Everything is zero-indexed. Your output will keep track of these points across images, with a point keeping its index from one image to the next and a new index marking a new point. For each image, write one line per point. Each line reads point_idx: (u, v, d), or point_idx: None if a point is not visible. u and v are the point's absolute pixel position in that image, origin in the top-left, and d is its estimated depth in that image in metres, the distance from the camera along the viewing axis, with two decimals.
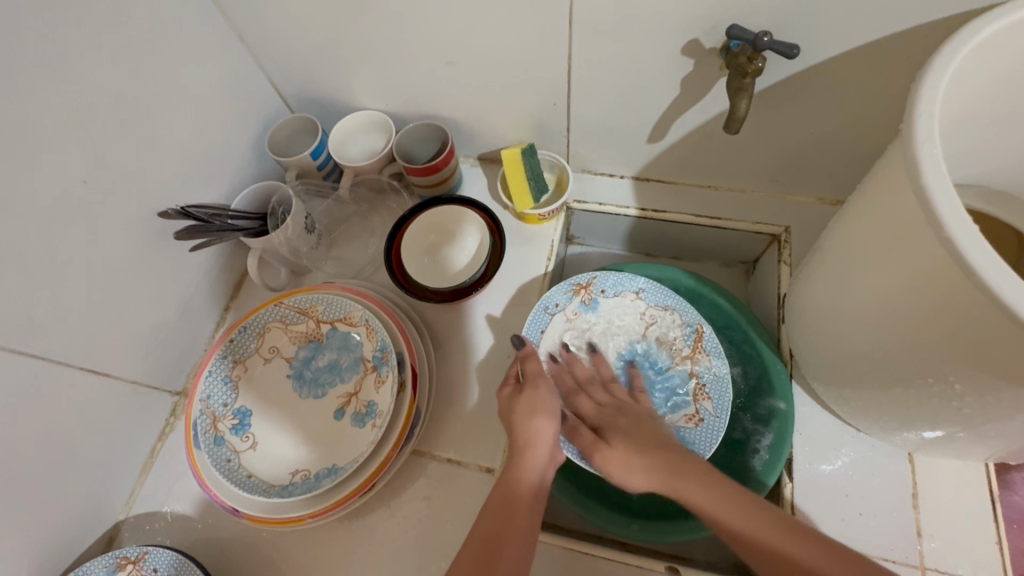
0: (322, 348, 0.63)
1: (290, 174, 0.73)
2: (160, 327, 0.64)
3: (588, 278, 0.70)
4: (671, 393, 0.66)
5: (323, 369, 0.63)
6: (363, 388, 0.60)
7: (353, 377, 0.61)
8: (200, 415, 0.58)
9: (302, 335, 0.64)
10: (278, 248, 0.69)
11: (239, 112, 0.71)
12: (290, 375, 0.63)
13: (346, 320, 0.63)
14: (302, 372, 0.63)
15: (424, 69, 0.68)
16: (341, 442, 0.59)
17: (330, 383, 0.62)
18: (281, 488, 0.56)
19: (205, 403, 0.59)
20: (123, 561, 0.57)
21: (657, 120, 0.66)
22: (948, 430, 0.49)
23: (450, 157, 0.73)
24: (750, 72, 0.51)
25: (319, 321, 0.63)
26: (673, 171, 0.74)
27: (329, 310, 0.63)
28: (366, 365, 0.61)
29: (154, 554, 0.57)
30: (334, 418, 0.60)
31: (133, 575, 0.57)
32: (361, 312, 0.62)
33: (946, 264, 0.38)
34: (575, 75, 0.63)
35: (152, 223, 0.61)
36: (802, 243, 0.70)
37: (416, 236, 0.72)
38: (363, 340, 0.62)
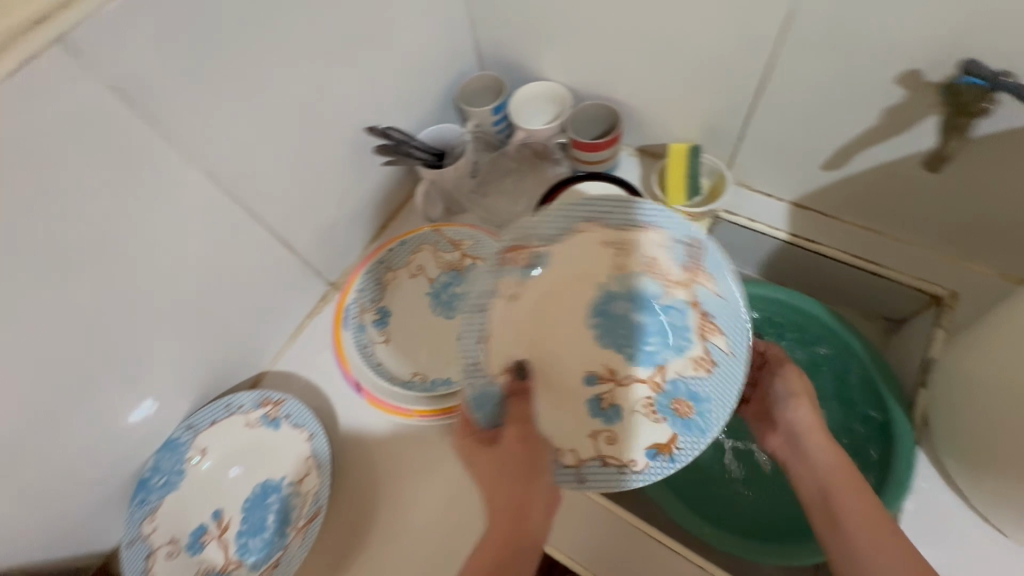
0: (460, 278, 0.71)
1: (471, 124, 0.81)
2: (337, 224, 0.75)
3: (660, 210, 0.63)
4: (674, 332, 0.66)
5: (456, 296, 0.70)
6: (490, 321, 0.67)
7: None
8: (353, 302, 0.68)
9: (447, 262, 0.71)
10: (445, 184, 0.78)
11: (443, 59, 0.80)
12: (428, 294, 0.71)
13: (488, 260, 0.69)
14: (439, 292, 0.71)
15: (618, 53, 0.72)
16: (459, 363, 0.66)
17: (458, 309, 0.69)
18: (403, 382, 0.65)
19: (355, 292, 0.68)
20: (266, 401, 0.68)
21: (841, 147, 0.64)
22: None
23: (614, 141, 0.77)
24: (970, 112, 0.51)
25: (464, 254, 0.71)
26: (839, 205, 0.72)
27: (476, 247, 0.71)
28: (496, 303, 0.67)
29: (289, 404, 0.68)
30: (458, 339, 0.67)
31: (270, 414, 0.68)
32: (504, 257, 0.68)
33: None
34: (768, 85, 0.63)
35: (357, 135, 0.71)
36: (969, 313, 0.65)
37: (566, 204, 0.76)
38: (500, 280, 0.68)
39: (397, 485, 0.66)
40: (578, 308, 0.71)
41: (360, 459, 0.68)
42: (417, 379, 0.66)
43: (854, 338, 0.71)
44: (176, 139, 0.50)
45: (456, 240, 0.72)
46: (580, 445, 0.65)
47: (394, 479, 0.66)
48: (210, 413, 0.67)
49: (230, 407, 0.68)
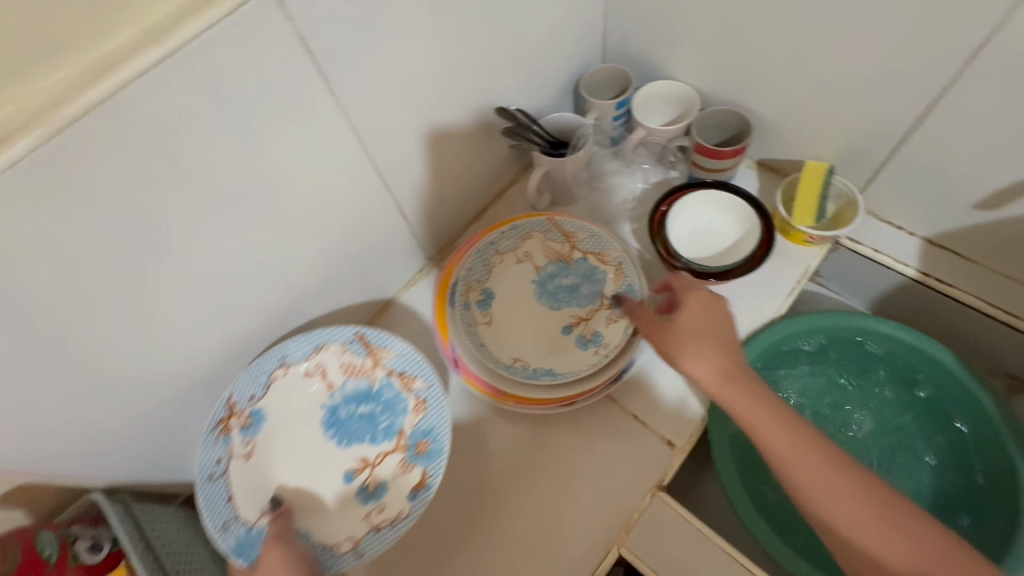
0: (569, 270, 0.70)
1: (591, 117, 0.79)
2: (449, 200, 0.75)
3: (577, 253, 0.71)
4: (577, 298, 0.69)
5: (565, 290, 0.69)
6: (595, 317, 0.67)
7: (589, 306, 0.68)
8: (345, 377, 0.65)
9: (556, 252, 0.71)
10: (559, 173, 0.76)
11: (572, 47, 0.78)
12: (534, 282, 0.70)
13: (600, 255, 0.70)
14: (545, 283, 0.70)
15: (763, 59, 0.68)
16: (563, 356, 0.66)
17: (567, 305, 0.69)
18: (505, 366, 0.65)
19: (345, 350, 0.64)
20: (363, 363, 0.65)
21: (1007, 187, 0.60)
22: None
23: (740, 153, 0.74)
24: None
25: (575, 246, 0.71)
26: (983, 248, 0.67)
27: (589, 242, 0.70)
28: (603, 300, 0.67)
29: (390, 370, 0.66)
30: (561, 331, 0.67)
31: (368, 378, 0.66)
32: (617, 255, 0.69)
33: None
34: (935, 111, 0.59)
35: (483, 114, 0.71)
36: None
37: (682, 208, 0.74)
38: (609, 279, 0.68)
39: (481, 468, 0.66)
40: None
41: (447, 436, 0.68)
42: (342, 548, 0.60)
43: (986, 397, 0.67)
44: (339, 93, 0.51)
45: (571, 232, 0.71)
46: (672, 459, 0.63)
47: (478, 461, 0.66)
48: (307, 344, 0.64)
49: (324, 338, 0.64)
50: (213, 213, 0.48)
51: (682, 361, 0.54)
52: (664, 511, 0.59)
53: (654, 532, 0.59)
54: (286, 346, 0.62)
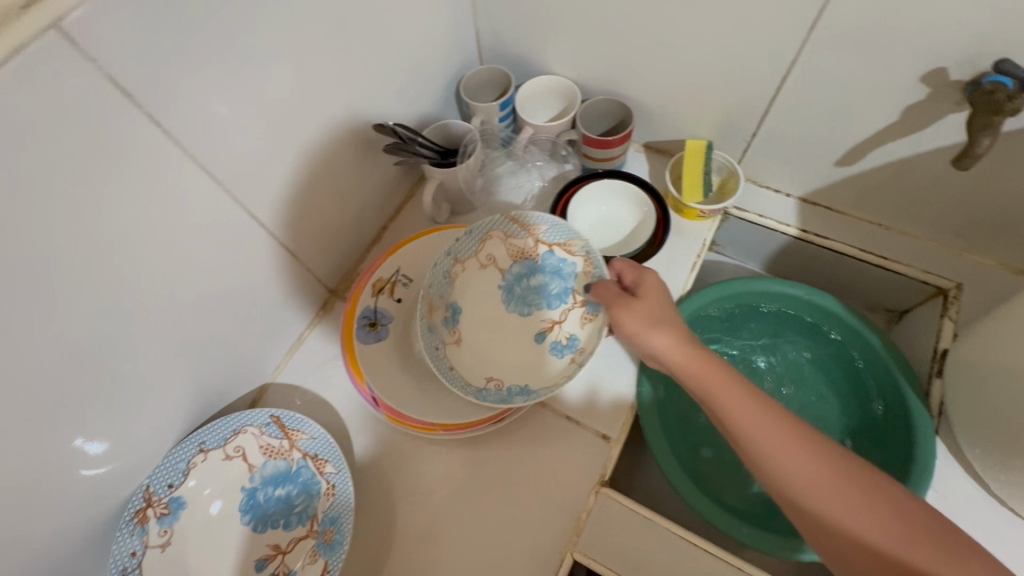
0: (540, 269, 0.67)
1: (476, 120, 0.77)
2: (341, 228, 0.70)
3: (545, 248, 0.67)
4: (554, 298, 0.67)
5: (540, 290, 0.67)
6: (568, 320, 0.65)
7: (560, 307, 0.66)
8: (265, 459, 0.61)
9: (520, 250, 0.68)
10: (454, 182, 0.74)
11: (446, 52, 0.76)
12: (500, 286, 0.68)
13: (566, 246, 0.66)
14: (511, 287, 0.68)
15: (633, 48, 0.70)
16: (544, 367, 0.64)
17: (539, 307, 0.67)
18: (478, 390, 0.62)
19: (264, 431, 0.61)
20: (284, 428, 0.61)
21: (858, 144, 0.65)
22: None
23: (627, 138, 0.75)
24: (1005, 111, 0.48)
25: (540, 240, 0.67)
26: (848, 200, 0.73)
27: (551, 234, 0.67)
28: (575, 298, 0.65)
29: (311, 432, 0.61)
30: (536, 339, 0.66)
31: (286, 446, 0.61)
32: (583, 244, 0.65)
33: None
34: (789, 83, 0.63)
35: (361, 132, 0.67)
36: (974, 305, 0.68)
37: (581, 202, 0.75)
38: (578, 272, 0.65)
39: (419, 507, 0.62)
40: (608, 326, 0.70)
41: (377, 477, 0.64)
42: None
43: (874, 335, 0.73)
44: (181, 132, 0.45)
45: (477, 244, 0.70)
46: (609, 452, 0.63)
47: (414, 499, 0.63)
48: (223, 430, 0.61)
49: (240, 422, 0.62)
50: (36, 297, 0.40)
51: (639, 330, 0.55)
52: (610, 506, 0.59)
53: (603, 529, 0.59)
54: (201, 432, 0.60)
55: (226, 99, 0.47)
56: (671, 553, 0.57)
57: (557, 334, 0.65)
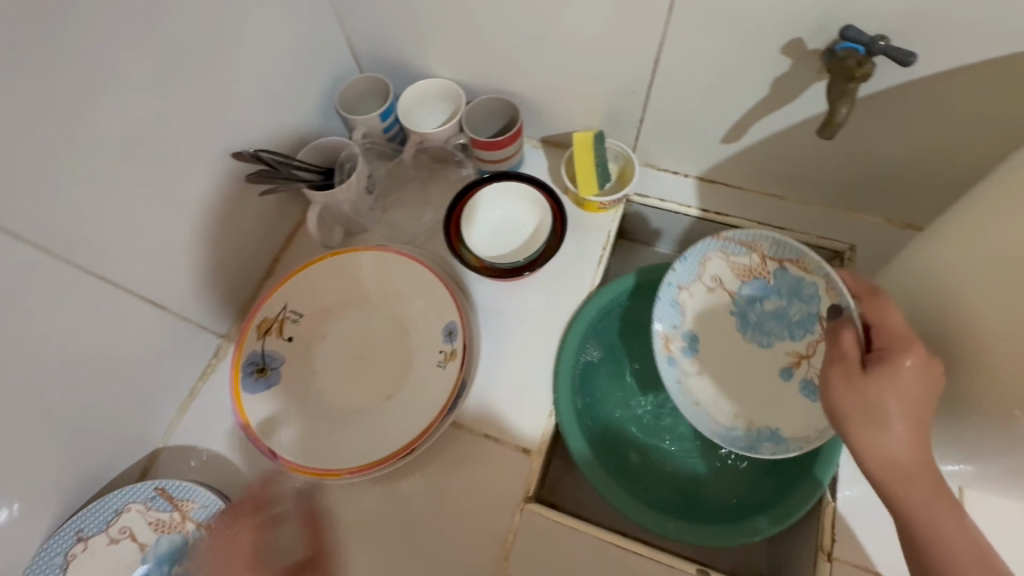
0: (770, 289, 0.65)
1: (357, 133, 0.73)
2: (216, 267, 0.65)
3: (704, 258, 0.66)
4: (775, 318, 0.66)
5: (768, 315, 0.66)
6: (817, 353, 0.63)
7: (806, 339, 0.64)
8: (156, 536, 0.57)
9: (746, 269, 0.66)
10: (338, 205, 0.69)
11: (314, 65, 0.71)
12: (733, 312, 0.68)
13: (800, 265, 0.62)
14: (745, 313, 0.68)
15: (506, 42, 0.67)
16: (779, 395, 0.65)
17: (775, 335, 0.66)
18: (728, 431, 0.64)
19: (150, 506, 0.57)
20: (173, 501, 0.58)
21: (738, 119, 0.64)
22: (991, 465, 0.48)
23: (518, 135, 0.73)
24: (857, 76, 0.48)
25: (765, 258, 0.64)
26: (741, 174, 0.73)
27: (778, 251, 0.63)
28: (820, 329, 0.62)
29: (203, 500, 0.58)
30: (782, 375, 0.65)
31: (179, 519, 0.57)
32: (819, 263, 0.59)
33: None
34: (661, 65, 0.62)
35: (221, 163, 0.62)
36: (867, 264, 0.69)
37: (477, 208, 0.72)
38: (819, 293, 0.61)
39: (336, 552, 0.59)
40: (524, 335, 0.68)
41: (286, 532, 0.60)
42: None
43: None
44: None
45: (364, 268, 0.65)
46: (531, 465, 0.61)
47: (328, 548, 0.59)
48: (102, 513, 0.56)
49: (122, 501, 0.57)
50: None
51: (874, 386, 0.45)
52: (534, 520, 0.57)
53: (532, 546, 0.57)
54: (78, 519, 0.55)
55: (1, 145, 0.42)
56: (586, 555, 0.55)
57: (802, 372, 0.64)
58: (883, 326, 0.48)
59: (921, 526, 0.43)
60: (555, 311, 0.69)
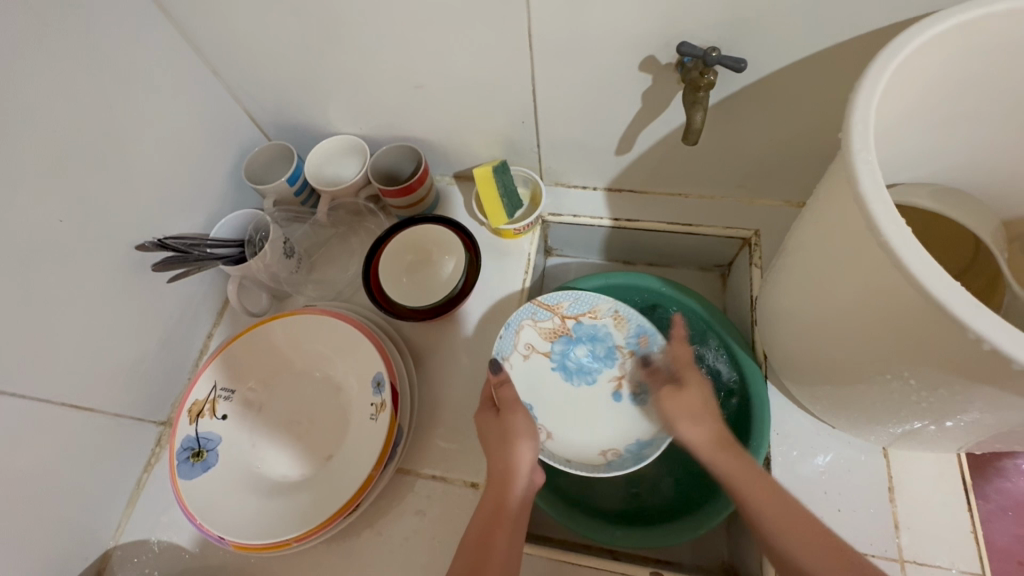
0: (574, 342, 0.72)
1: (268, 201, 0.75)
2: (140, 358, 0.66)
3: (529, 314, 0.70)
4: (592, 357, 0.72)
5: (583, 360, 0.72)
6: (629, 373, 0.71)
7: (615, 365, 0.72)
8: None
9: (552, 331, 0.71)
10: (256, 275, 0.71)
11: (215, 143, 0.73)
12: (554, 367, 0.72)
13: (593, 313, 0.72)
14: (564, 364, 0.72)
15: (395, 94, 0.70)
16: (624, 422, 0.69)
17: (597, 374, 0.72)
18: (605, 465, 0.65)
19: None
20: None
21: (623, 133, 0.68)
22: (895, 426, 0.51)
23: (425, 177, 0.75)
24: (703, 86, 0.52)
25: (563, 317, 0.71)
26: (643, 181, 0.76)
27: (573, 307, 0.71)
28: (622, 352, 0.72)
29: None
30: (612, 400, 0.71)
31: None
32: (606, 306, 0.72)
33: (874, 245, 0.37)
34: (540, 96, 0.65)
35: (130, 257, 0.63)
36: (772, 246, 0.72)
37: (395, 255, 0.74)
38: (614, 329, 0.72)
39: None
40: (457, 371, 0.69)
41: None
42: None
43: (693, 300, 0.72)
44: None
45: (286, 333, 0.66)
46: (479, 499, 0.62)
47: None
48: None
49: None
50: None
51: (675, 424, 0.64)
52: None
53: None
54: None
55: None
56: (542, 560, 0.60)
57: (625, 387, 0.71)
58: (682, 360, 0.68)
59: (777, 527, 0.51)
60: (484, 340, 0.71)
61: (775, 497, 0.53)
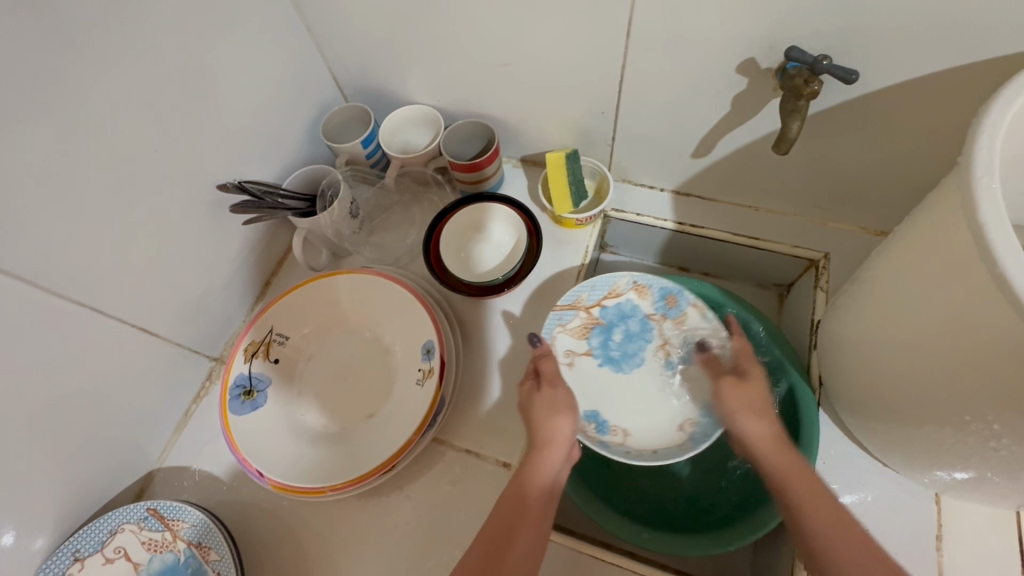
0: (609, 329, 0.71)
1: (340, 160, 0.77)
2: (205, 293, 0.69)
3: (566, 317, 0.69)
4: (630, 339, 0.72)
5: (622, 343, 0.72)
6: (666, 335, 0.71)
7: (653, 334, 0.71)
8: (149, 554, 0.59)
9: (582, 327, 0.70)
10: (323, 229, 0.73)
11: (298, 98, 0.75)
12: (602, 364, 0.71)
13: (614, 292, 0.71)
14: (608, 355, 0.71)
15: (479, 70, 0.70)
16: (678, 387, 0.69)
17: (642, 352, 0.71)
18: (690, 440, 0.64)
19: (141, 527, 0.60)
20: (155, 513, 0.60)
21: (704, 135, 0.66)
22: (956, 473, 0.49)
23: (495, 156, 0.75)
24: (806, 94, 0.51)
25: (588, 310, 0.70)
26: (714, 187, 0.74)
27: (592, 295, 0.70)
28: (654, 317, 0.71)
29: (185, 519, 0.60)
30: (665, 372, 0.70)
31: (170, 541, 0.59)
32: (624, 280, 0.70)
33: (982, 275, 0.36)
34: (625, 88, 0.64)
35: (210, 196, 0.65)
36: (841, 271, 0.69)
37: (455, 230, 0.74)
38: (637, 300, 0.71)
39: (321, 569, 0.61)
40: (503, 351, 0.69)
41: (275, 549, 0.62)
42: None
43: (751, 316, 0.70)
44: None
45: (344, 289, 0.68)
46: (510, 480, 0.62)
47: (317, 564, 0.61)
48: (97, 534, 0.59)
49: (116, 521, 0.60)
50: None
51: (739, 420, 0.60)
52: None
53: None
54: (73, 540, 0.58)
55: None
56: (566, 552, 0.60)
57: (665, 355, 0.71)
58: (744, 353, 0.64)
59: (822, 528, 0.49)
60: (534, 325, 0.70)
61: (827, 507, 0.51)
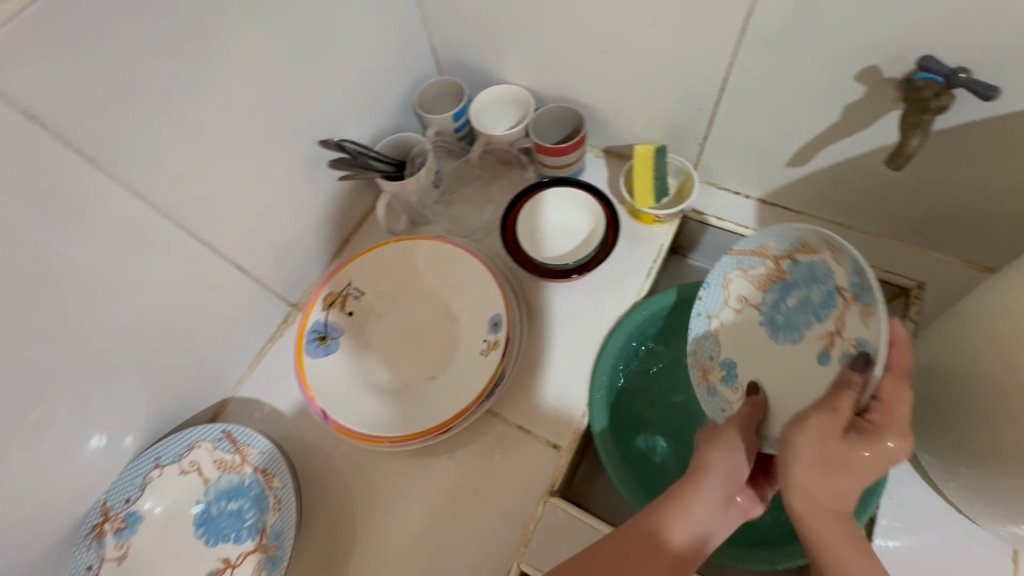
0: (790, 287, 0.63)
1: (430, 131, 0.79)
2: (293, 242, 0.73)
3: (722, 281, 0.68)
4: (807, 304, 0.61)
5: (794, 310, 0.63)
6: (846, 325, 0.55)
7: (832, 316, 0.58)
8: (220, 472, 0.65)
9: (763, 278, 0.65)
10: (406, 195, 0.76)
11: (398, 66, 0.77)
12: (767, 323, 0.65)
13: (765, 248, 0.64)
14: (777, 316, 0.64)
15: (579, 55, 0.70)
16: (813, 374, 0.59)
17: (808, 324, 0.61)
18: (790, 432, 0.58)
19: (216, 447, 0.65)
20: (228, 436, 0.65)
21: (806, 144, 0.64)
22: None
23: (580, 143, 0.75)
24: (932, 108, 0.49)
25: (776, 261, 0.64)
26: (805, 200, 0.71)
27: (750, 259, 0.66)
28: (844, 296, 0.56)
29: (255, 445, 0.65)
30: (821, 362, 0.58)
31: (239, 463, 0.64)
32: (779, 243, 0.63)
33: None
34: (729, 86, 0.62)
35: (310, 151, 0.69)
36: (935, 306, 0.67)
37: (533, 211, 0.75)
38: (837, 270, 0.57)
39: (368, 514, 0.64)
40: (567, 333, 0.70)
41: (329, 488, 0.66)
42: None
43: None
44: (85, 143, 0.47)
45: (422, 254, 0.70)
46: (558, 461, 0.63)
47: (365, 509, 0.64)
48: (178, 445, 0.64)
49: (193, 438, 0.65)
50: None
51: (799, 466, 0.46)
52: (556, 516, 0.58)
53: (549, 539, 0.57)
54: (156, 448, 0.64)
55: (132, 113, 0.49)
56: None
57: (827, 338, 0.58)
58: (892, 390, 0.47)
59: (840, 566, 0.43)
60: (599, 314, 0.70)
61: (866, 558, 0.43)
